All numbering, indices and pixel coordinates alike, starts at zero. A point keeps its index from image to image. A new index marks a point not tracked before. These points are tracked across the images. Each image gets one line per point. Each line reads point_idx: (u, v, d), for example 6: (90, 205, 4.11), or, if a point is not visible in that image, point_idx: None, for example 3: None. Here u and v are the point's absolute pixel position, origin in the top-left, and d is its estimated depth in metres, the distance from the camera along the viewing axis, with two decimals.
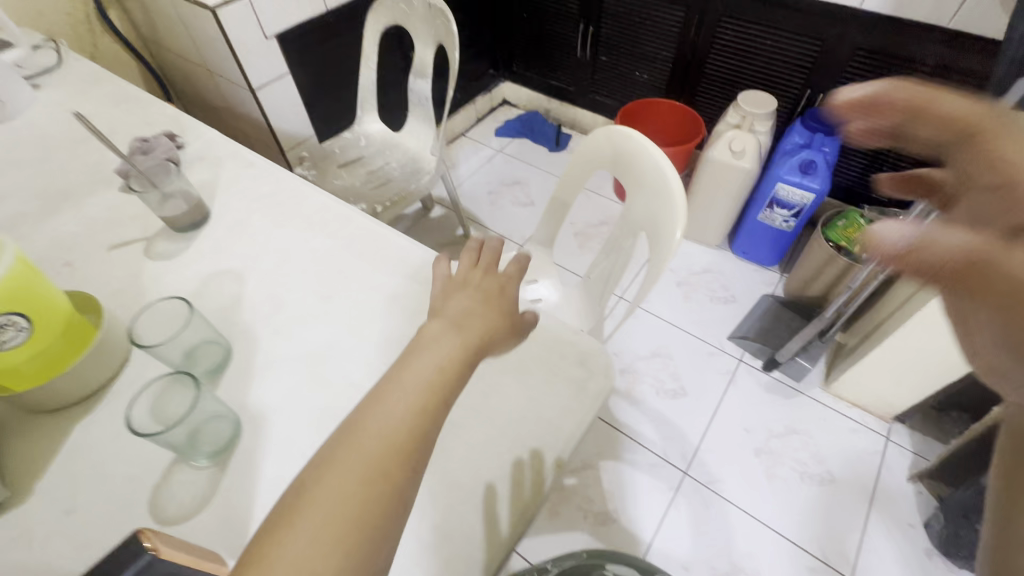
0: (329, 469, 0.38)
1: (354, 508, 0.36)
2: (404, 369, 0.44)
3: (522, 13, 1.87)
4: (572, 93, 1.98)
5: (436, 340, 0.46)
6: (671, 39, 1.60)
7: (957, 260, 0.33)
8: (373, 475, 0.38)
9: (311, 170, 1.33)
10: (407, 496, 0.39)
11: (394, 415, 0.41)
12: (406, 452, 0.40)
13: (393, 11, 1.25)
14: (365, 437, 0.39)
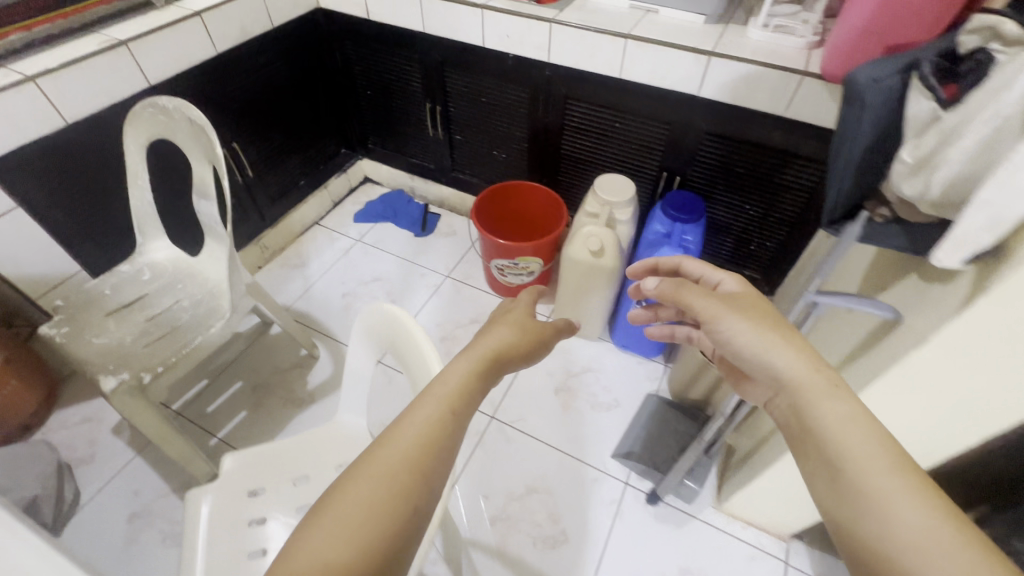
0: (337, 496, 0.40)
1: (354, 541, 0.38)
2: (425, 396, 0.48)
3: (364, 90, 1.67)
4: (434, 172, 1.80)
5: (465, 357, 0.52)
6: (523, 121, 1.47)
7: (670, 289, 0.58)
8: (381, 506, 0.40)
9: (61, 326, 1.02)
10: (403, 528, 0.40)
11: (418, 433, 0.44)
12: (421, 471, 0.43)
13: (153, 122, 1.00)
14: (384, 457, 0.43)
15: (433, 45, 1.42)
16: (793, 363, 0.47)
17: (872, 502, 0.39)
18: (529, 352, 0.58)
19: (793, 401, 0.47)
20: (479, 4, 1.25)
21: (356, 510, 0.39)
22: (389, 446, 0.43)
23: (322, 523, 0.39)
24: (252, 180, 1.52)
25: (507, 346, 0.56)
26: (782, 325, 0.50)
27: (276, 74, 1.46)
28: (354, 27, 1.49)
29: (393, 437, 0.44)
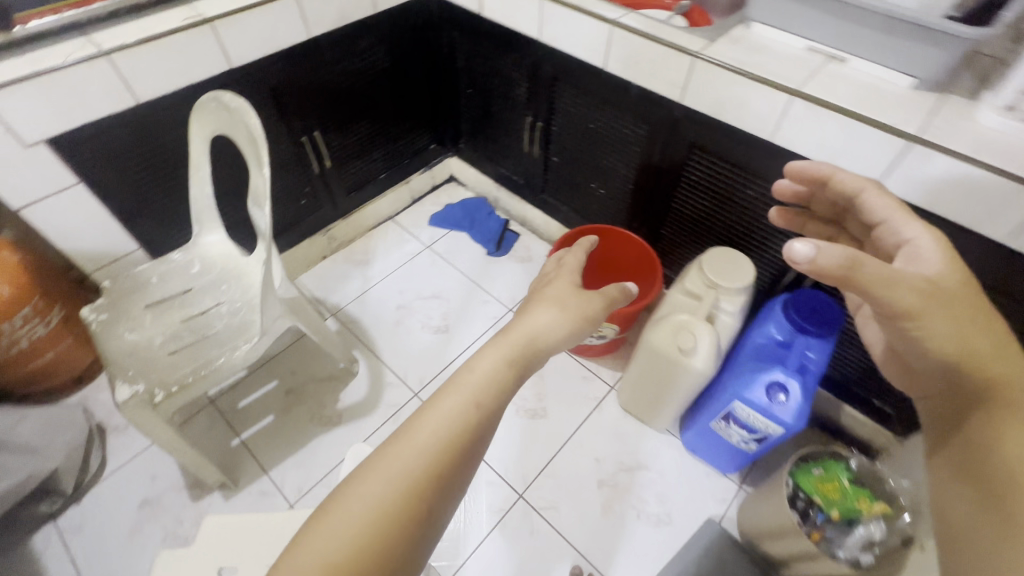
0: (369, 470, 0.50)
1: (390, 502, 0.49)
2: (450, 387, 0.58)
3: (466, 88, 1.51)
4: (523, 187, 1.62)
5: (496, 348, 0.62)
6: (632, 159, 1.23)
7: (845, 264, 0.51)
8: (411, 480, 0.50)
9: (101, 312, 0.98)
10: (432, 489, 0.50)
11: (445, 419, 0.54)
12: (445, 450, 0.53)
13: (217, 116, 0.90)
14: (414, 438, 0.52)
15: (547, 56, 1.21)
16: (945, 341, 0.52)
17: (993, 446, 0.48)
18: (572, 331, 0.70)
19: (971, 382, 0.51)
20: (609, 18, 1.01)
21: (390, 481, 0.50)
22: (419, 429, 0.53)
23: (362, 488, 0.49)
24: (330, 169, 1.43)
25: (545, 333, 0.67)
26: (986, 316, 0.52)
27: (373, 61, 1.33)
28: (465, 19, 1.32)
29: (423, 423, 0.54)
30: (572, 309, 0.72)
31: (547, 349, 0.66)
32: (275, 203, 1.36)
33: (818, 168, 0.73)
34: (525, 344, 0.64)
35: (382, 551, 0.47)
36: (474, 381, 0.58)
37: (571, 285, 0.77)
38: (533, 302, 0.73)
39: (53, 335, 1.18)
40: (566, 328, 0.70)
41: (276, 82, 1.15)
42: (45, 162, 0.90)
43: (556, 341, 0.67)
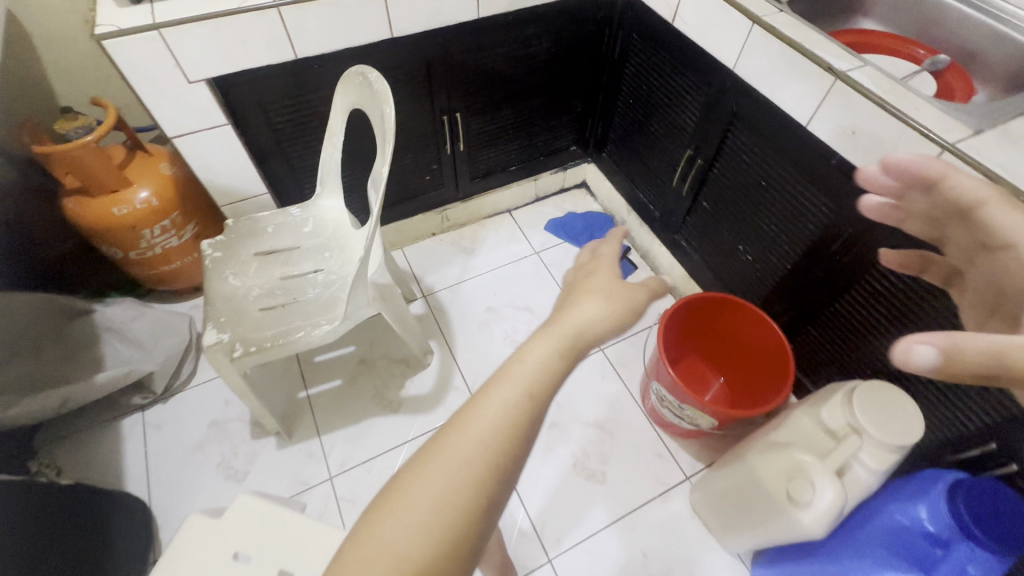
0: (423, 466, 0.41)
1: (453, 499, 0.40)
2: (501, 375, 0.46)
3: (627, 98, 1.35)
4: (656, 219, 1.44)
5: (544, 339, 0.49)
6: (802, 239, 1.00)
7: (989, 359, 0.40)
8: (473, 475, 0.41)
9: (216, 249, 1.02)
10: (498, 480, 0.41)
11: (505, 408, 0.44)
12: (509, 444, 0.43)
13: (360, 91, 0.86)
14: (469, 431, 0.42)
15: (735, 90, 1.01)
16: None
17: None
18: (622, 323, 0.53)
19: None
20: (837, 69, 0.80)
21: (450, 478, 0.40)
22: (473, 421, 0.43)
23: (417, 485, 0.40)
24: (462, 152, 1.37)
25: (593, 327, 0.52)
26: None
27: (536, 51, 1.22)
28: (650, 24, 1.15)
29: (476, 413, 0.44)
30: (621, 298, 0.54)
31: (598, 340, 0.51)
32: (400, 174, 1.33)
33: (928, 164, 0.57)
34: (574, 337, 0.50)
35: (452, 559, 0.38)
36: (528, 370, 0.46)
37: (614, 264, 0.59)
38: (577, 286, 0.56)
39: (186, 246, 1.27)
40: (614, 321, 0.53)
41: (431, 57, 1.10)
42: (203, 101, 0.92)
43: (607, 331, 0.52)
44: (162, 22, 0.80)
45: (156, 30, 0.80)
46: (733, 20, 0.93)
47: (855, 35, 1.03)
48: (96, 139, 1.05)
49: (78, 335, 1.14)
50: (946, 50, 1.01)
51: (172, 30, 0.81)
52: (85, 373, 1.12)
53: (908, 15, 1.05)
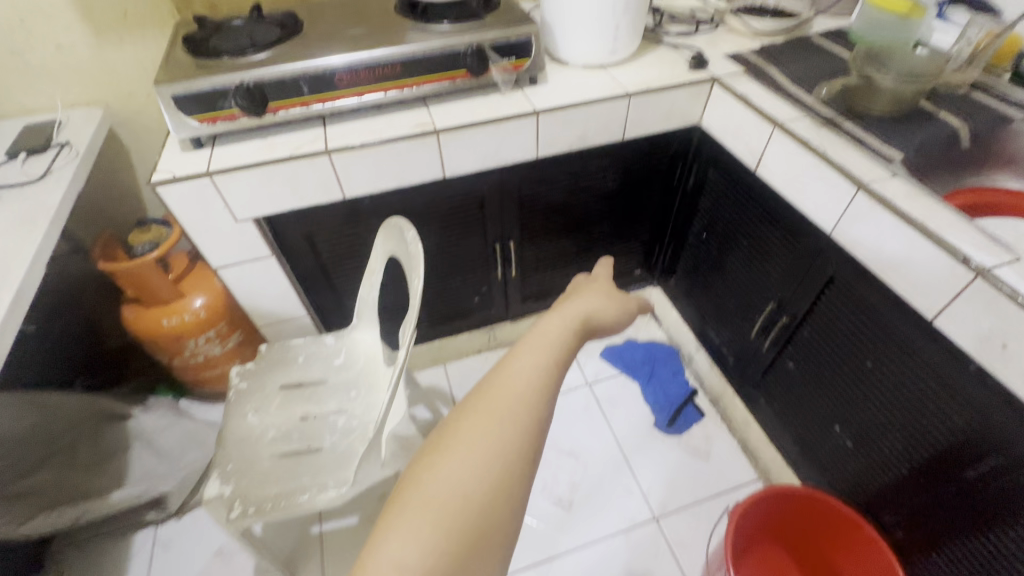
0: (468, 417, 0.42)
1: (506, 438, 0.40)
2: (524, 344, 0.49)
3: (701, 232, 1.23)
4: (729, 365, 1.25)
5: (560, 317, 0.53)
6: (924, 445, 0.78)
7: None
8: (520, 421, 0.42)
9: (244, 379, 0.99)
10: (541, 423, 0.43)
11: (538, 367, 0.46)
12: (546, 395, 0.44)
13: (397, 243, 0.80)
14: (507, 384, 0.44)
15: (833, 253, 0.85)
16: None
17: None
18: (625, 314, 0.60)
19: None
20: (980, 263, 0.63)
21: (500, 424, 0.41)
22: (510, 377, 0.45)
23: (469, 433, 0.40)
24: (514, 277, 1.29)
25: (600, 316, 0.57)
26: None
27: (601, 183, 1.14)
28: (729, 165, 1.04)
29: (510, 373, 0.45)
30: (619, 297, 0.60)
31: (605, 323, 0.57)
32: (448, 296, 1.27)
33: None
34: (584, 321, 0.55)
35: (512, 494, 0.38)
36: (550, 341, 0.50)
37: (607, 277, 0.65)
38: (577, 288, 0.62)
39: (230, 353, 1.26)
40: (615, 315, 0.58)
41: (487, 192, 1.04)
42: (249, 236, 0.91)
43: (612, 321, 0.57)
44: (215, 169, 0.81)
45: (208, 177, 0.81)
46: (831, 182, 0.79)
47: (991, 194, 0.86)
48: (157, 256, 1.08)
49: (107, 443, 1.11)
50: None
51: (224, 176, 0.81)
52: (103, 488, 1.08)
53: None
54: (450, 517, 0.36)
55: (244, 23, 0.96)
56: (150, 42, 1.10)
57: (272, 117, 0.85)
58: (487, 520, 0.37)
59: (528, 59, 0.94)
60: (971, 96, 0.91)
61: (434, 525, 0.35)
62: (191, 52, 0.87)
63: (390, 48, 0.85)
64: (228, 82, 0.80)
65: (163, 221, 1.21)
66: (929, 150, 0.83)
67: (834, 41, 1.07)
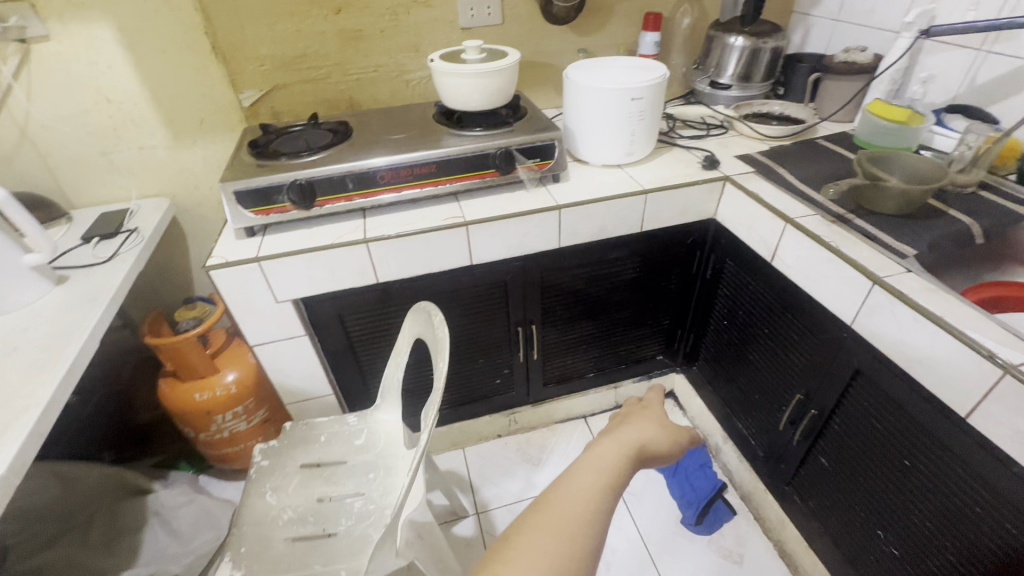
0: (527, 531, 0.43)
1: (566, 559, 0.41)
2: (581, 464, 0.51)
3: (722, 319, 1.24)
4: (759, 458, 1.20)
5: (614, 442, 0.55)
6: (981, 559, 0.72)
7: None
8: (578, 544, 0.43)
9: (266, 457, 1.00)
10: (598, 549, 0.43)
11: (596, 491, 0.47)
12: (603, 522, 0.45)
13: (425, 326, 0.84)
14: (564, 503, 0.46)
15: (855, 345, 0.85)
16: None
17: None
18: (679, 442, 0.60)
19: None
20: (1006, 360, 0.62)
21: (560, 546, 0.42)
22: (568, 497, 0.46)
23: (527, 543, 0.42)
24: (536, 360, 1.31)
25: (655, 445, 0.58)
26: None
27: (621, 272, 1.19)
28: (745, 256, 1.07)
29: (567, 490, 0.47)
30: (671, 424, 0.62)
31: (658, 452, 0.58)
32: (471, 378, 1.29)
33: None
34: (639, 444, 0.56)
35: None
36: (605, 464, 0.51)
37: (658, 403, 0.67)
38: (629, 414, 0.64)
39: (253, 430, 1.28)
40: (668, 444, 0.59)
41: (512, 279, 1.10)
42: (287, 316, 0.97)
43: (664, 453, 0.58)
44: (264, 256, 0.89)
45: (257, 263, 0.88)
46: (846, 276, 0.81)
47: (1009, 287, 0.87)
48: (198, 333, 1.14)
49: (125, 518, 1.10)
50: None
51: (270, 262, 0.89)
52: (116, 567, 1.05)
53: None
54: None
55: (302, 130, 1.09)
56: (220, 144, 1.25)
57: (319, 210, 0.94)
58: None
59: (552, 160, 1.03)
60: (980, 195, 0.94)
61: None
62: (255, 154, 0.99)
63: (429, 151, 0.96)
64: (285, 180, 0.91)
65: (209, 301, 1.29)
66: (942, 245, 0.86)
67: (839, 144, 1.14)
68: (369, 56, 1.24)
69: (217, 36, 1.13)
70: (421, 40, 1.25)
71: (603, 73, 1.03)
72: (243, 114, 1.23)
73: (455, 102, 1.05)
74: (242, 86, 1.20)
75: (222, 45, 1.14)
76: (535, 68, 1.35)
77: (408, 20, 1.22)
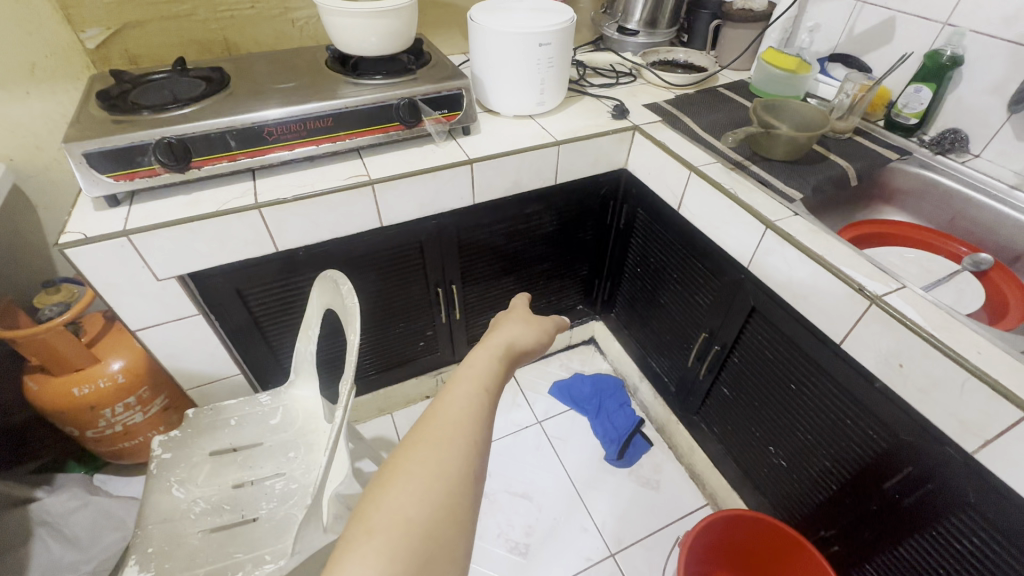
0: (411, 447, 0.44)
1: (445, 469, 0.42)
2: (457, 375, 0.52)
3: (635, 267, 1.29)
4: (671, 393, 1.29)
5: (486, 350, 0.57)
6: (848, 460, 0.83)
7: None
8: (458, 449, 0.44)
9: (167, 450, 0.91)
10: (478, 444, 0.45)
11: (469, 395, 0.49)
12: (479, 420, 0.47)
13: (334, 295, 0.78)
14: (444, 414, 0.47)
15: (753, 285, 0.91)
16: None
17: None
18: (543, 339, 0.64)
19: None
20: (872, 292, 0.70)
21: (443, 450, 0.43)
22: (446, 408, 0.48)
23: (410, 461, 0.42)
24: (458, 319, 1.29)
25: (521, 341, 0.61)
26: None
27: (539, 225, 1.18)
28: (654, 205, 1.11)
29: (446, 403, 0.48)
30: (537, 322, 0.66)
31: (525, 349, 0.61)
32: (392, 343, 1.25)
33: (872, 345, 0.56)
34: (507, 347, 0.59)
35: (458, 514, 0.40)
36: (478, 369, 0.53)
37: (524, 306, 0.71)
38: (498, 320, 0.67)
39: (152, 420, 1.16)
40: (534, 338, 0.63)
41: (426, 240, 1.05)
42: (172, 296, 0.87)
43: (532, 345, 0.62)
44: (133, 228, 0.77)
45: (125, 237, 0.76)
46: (742, 222, 0.86)
47: (875, 225, 0.97)
48: (66, 320, 0.99)
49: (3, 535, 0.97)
50: (994, 249, 0.91)
51: (142, 235, 0.77)
52: None
53: (941, 204, 0.97)
54: (398, 543, 0.37)
55: (165, 77, 0.94)
56: (61, 94, 1.05)
57: (198, 172, 0.83)
58: (438, 543, 0.38)
59: (460, 111, 0.97)
60: (854, 140, 1.03)
61: (385, 550, 0.36)
62: (106, 105, 0.83)
63: (322, 102, 0.86)
64: (149, 138, 0.78)
65: (76, 282, 1.12)
66: (823, 189, 0.93)
67: (737, 93, 1.19)
68: None
69: None
70: None
71: (507, 15, 0.98)
72: (88, 58, 1.03)
73: (348, 46, 0.95)
74: (81, 23, 0.99)
75: None
76: (438, 8, 1.25)
77: None
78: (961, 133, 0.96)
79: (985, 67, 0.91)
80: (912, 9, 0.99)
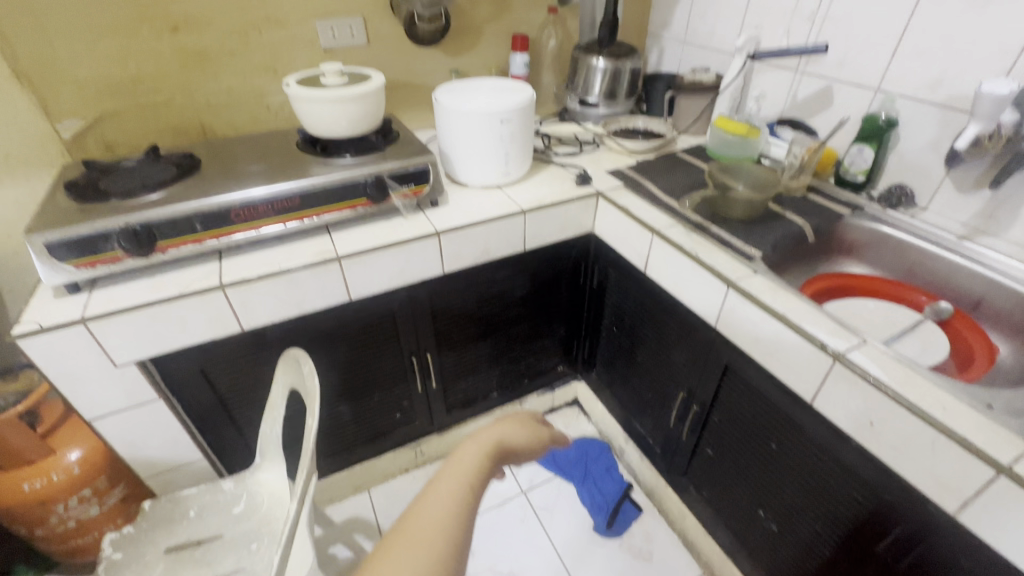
0: (387, 552, 0.41)
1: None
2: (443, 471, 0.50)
3: (611, 326, 1.29)
4: (657, 454, 1.25)
5: (476, 442, 0.54)
6: (838, 524, 0.80)
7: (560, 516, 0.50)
8: (438, 558, 0.41)
9: (119, 548, 0.85)
10: (457, 548, 0.43)
11: (450, 497, 0.47)
12: (457, 523, 0.45)
13: (297, 375, 0.77)
14: (427, 514, 0.44)
15: (723, 343, 0.91)
16: None
17: None
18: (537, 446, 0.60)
19: None
20: (836, 349, 0.70)
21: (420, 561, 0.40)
22: (429, 509, 0.45)
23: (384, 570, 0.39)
24: (435, 387, 1.27)
25: (511, 440, 0.57)
26: None
27: (512, 290, 1.19)
28: (623, 266, 1.13)
29: (428, 501, 0.46)
30: (534, 425, 0.62)
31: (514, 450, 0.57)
32: (367, 416, 1.21)
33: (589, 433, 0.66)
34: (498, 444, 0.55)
35: None
36: (461, 469, 0.50)
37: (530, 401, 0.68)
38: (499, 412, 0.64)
39: (110, 514, 1.08)
40: (525, 440, 0.59)
41: (398, 311, 1.05)
42: (132, 382, 0.84)
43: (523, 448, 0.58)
44: (91, 314, 0.76)
45: (82, 323, 0.75)
46: (705, 282, 0.88)
47: (838, 278, 0.99)
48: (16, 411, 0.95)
49: None
50: (953, 297, 0.93)
51: (100, 321, 0.76)
52: None
53: (898, 255, 1.00)
54: None
55: (138, 164, 0.96)
56: (34, 182, 1.07)
57: (161, 256, 0.83)
58: None
59: (427, 185, 1.00)
60: (808, 197, 1.07)
61: None
62: (75, 194, 0.84)
63: (289, 182, 0.88)
64: (113, 224, 0.78)
65: (31, 368, 1.11)
66: (782, 245, 0.96)
67: (696, 157, 1.25)
68: (217, 79, 1.13)
69: (18, 57, 0.95)
70: (278, 62, 1.17)
71: (470, 96, 1.03)
72: (63, 147, 1.06)
73: (318, 129, 0.99)
74: (58, 114, 1.03)
75: (23, 69, 0.97)
76: (408, 88, 1.32)
77: (260, 39, 1.13)
78: (906, 189, 1.01)
79: (919, 128, 0.97)
80: (846, 77, 1.06)
